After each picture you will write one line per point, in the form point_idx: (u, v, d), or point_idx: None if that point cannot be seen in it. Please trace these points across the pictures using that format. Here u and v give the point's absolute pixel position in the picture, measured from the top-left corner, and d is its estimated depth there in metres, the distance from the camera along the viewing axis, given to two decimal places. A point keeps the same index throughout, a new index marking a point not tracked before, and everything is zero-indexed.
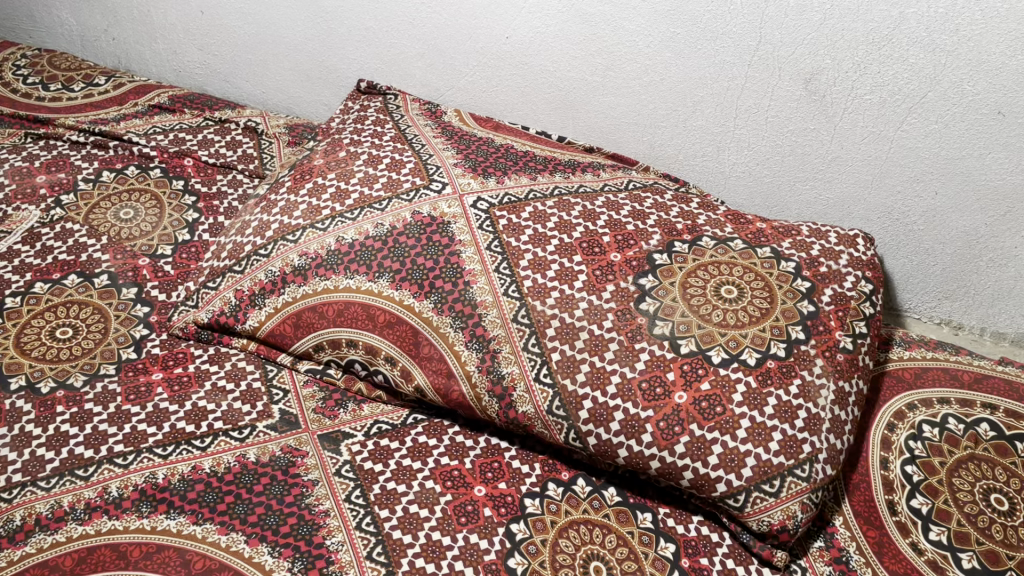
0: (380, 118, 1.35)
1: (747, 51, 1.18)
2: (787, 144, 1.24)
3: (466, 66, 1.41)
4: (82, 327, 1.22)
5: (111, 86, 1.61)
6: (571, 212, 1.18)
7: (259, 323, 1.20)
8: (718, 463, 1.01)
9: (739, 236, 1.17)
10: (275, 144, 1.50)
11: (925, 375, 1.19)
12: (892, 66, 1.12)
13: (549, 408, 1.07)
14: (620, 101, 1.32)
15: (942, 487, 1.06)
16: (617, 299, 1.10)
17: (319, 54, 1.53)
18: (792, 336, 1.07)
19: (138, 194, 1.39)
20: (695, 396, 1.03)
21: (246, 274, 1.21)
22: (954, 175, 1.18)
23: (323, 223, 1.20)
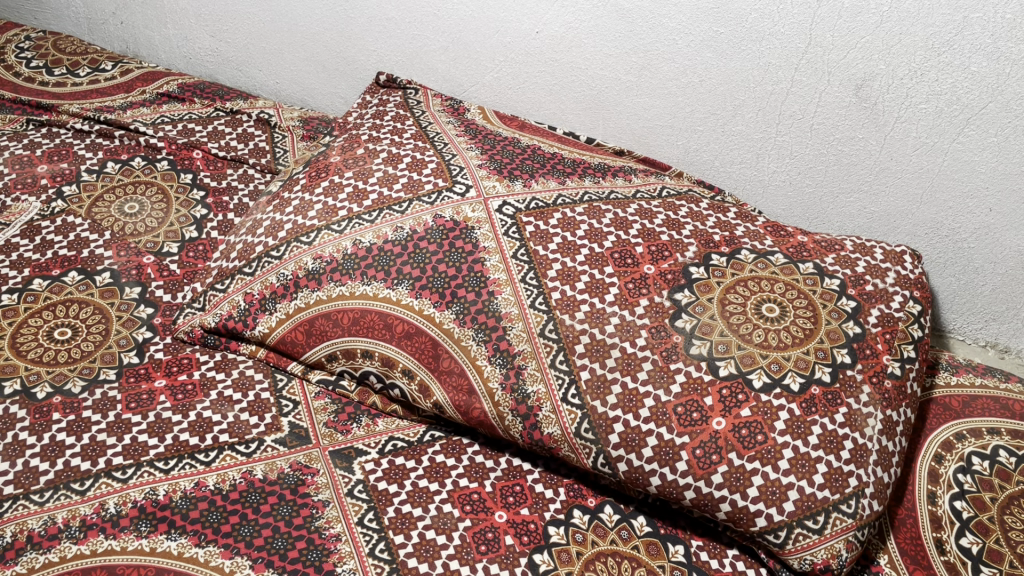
0: (400, 114, 1.28)
1: (795, 53, 1.11)
2: (832, 153, 1.17)
3: (491, 61, 1.34)
4: (82, 328, 1.16)
5: (118, 72, 1.55)
6: (602, 219, 1.11)
7: (268, 329, 1.13)
8: (758, 496, 0.95)
9: (780, 250, 1.10)
10: (288, 137, 1.44)
11: (973, 404, 1.12)
12: (951, 75, 1.05)
13: (577, 431, 1.00)
14: (655, 103, 1.25)
15: (994, 525, 0.99)
16: (652, 315, 1.03)
17: (336, 44, 1.46)
18: (838, 360, 1.01)
19: (144, 187, 1.33)
20: (734, 423, 0.96)
21: (256, 277, 1.14)
22: (1012, 192, 1.11)
23: (340, 225, 1.13)
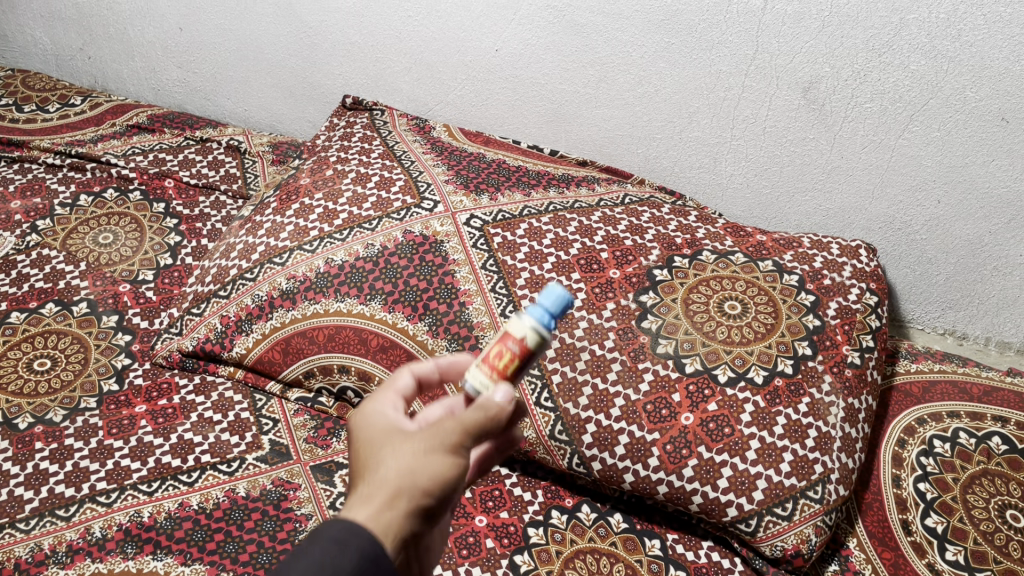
0: (367, 135, 1.32)
1: (744, 60, 1.15)
2: (785, 154, 1.22)
3: (454, 81, 1.37)
4: (61, 358, 1.18)
5: (87, 107, 1.57)
6: (568, 227, 1.15)
7: (246, 350, 1.15)
8: (728, 486, 0.98)
9: (739, 250, 1.14)
10: (259, 162, 1.47)
11: (933, 389, 1.16)
12: (892, 74, 1.09)
13: (551, 432, 1.03)
14: (614, 114, 1.29)
15: (957, 504, 1.02)
16: (619, 317, 1.06)
17: (302, 70, 1.49)
18: (799, 352, 1.04)
19: (118, 217, 1.35)
20: (702, 417, 1.00)
21: (232, 299, 1.17)
22: (958, 184, 1.16)
23: (312, 245, 1.16)
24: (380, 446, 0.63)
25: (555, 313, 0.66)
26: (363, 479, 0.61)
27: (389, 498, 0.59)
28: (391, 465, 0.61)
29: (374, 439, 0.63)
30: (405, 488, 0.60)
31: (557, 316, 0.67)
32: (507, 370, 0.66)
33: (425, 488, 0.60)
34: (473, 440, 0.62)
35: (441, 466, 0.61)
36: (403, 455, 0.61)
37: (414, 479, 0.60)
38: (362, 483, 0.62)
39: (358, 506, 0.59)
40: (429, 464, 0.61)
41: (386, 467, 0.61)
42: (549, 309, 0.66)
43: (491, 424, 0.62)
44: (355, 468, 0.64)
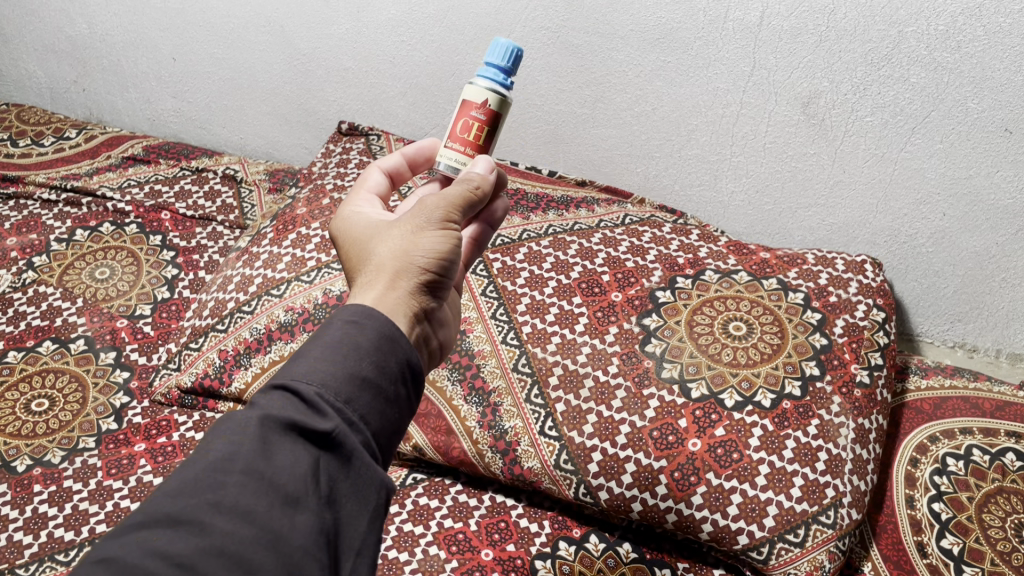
0: (364, 161, 1.31)
1: (741, 77, 1.14)
2: (787, 170, 1.20)
3: (450, 104, 1.36)
4: (59, 398, 1.16)
5: (82, 139, 1.57)
6: (568, 251, 1.14)
7: (245, 385, 1.12)
8: (739, 513, 0.96)
9: (743, 268, 1.13)
10: (255, 191, 1.46)
11: (944, 405, 1.14)
12: (893, 87, 1.08)
13: (556, 462, 1.01)
14: (611, 133, 1.27)
15: (973, 524, 1.00)
16: (622, 341, 1.05)
17: (297, 97, 1.48)
18: (806, 373, 1.02)
19: (114, 251, 1.34)
20: (709, 443, 0.98)
21: (230, 333, 1.15)
22: (963, 196, 1.14)
23: (309, 275, 1.14)
24: (372, 238, 0.71)
25: (506, 67, 0.78)
26: (363, 267, 0.69)
27: (391, 278, 0.67)
28: (385, 248, 0.69)
29: (364, 236, 0.72)
30: (406, 262, 0.67)
31: (509, 71, 0.79)
32: (474, 135, 0.78)
33: (424, 262, 0.67)
34: (457, 215, 0.70)
35: (435, 236, 0.68)
36: (396, 239, 0.69)
37: (411, 253, 0.68)
38: (364, 269, 0.69)
39: (366, 287, 0.67)
40: (423, 239, 0.68)
41: (384, 252, 0.68)
42: (500, 64, 0.78)
43: (469, 199, 0.71)
44: (351, 265, 0.71)
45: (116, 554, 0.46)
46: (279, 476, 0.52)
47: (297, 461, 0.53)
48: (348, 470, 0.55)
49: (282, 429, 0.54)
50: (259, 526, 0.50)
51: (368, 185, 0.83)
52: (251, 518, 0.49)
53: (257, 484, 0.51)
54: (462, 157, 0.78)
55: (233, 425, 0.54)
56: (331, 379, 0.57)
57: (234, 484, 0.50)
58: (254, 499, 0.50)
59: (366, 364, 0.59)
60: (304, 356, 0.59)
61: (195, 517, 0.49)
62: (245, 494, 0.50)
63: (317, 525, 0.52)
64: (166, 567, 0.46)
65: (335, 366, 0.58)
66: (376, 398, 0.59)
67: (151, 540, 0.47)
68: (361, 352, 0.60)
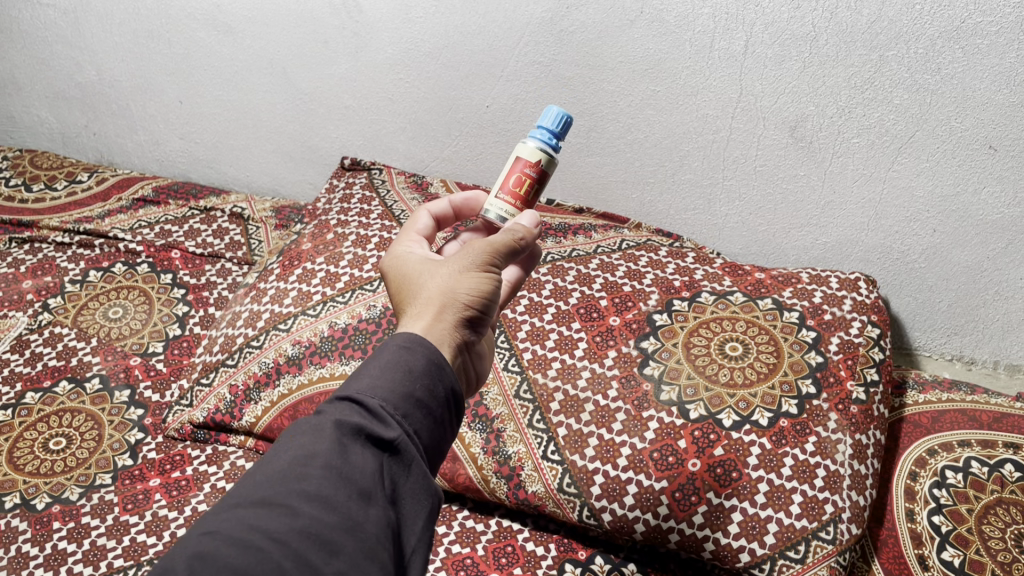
0: (366, 196, 1.34)
1: (729, 103, 1.17)
2: (778, 192, 1.23)
3: (449, 137, 1.40)
4: (76, 436, 1.19)
5: (94, 182, 1.62)
6: (566, 277, 1.17)
7: (255, 419, 1.15)
8: (739, 531, 0.98)
9: (738, 289, 1.15)
10: (262, 228, 1.50)
11: (942, 419, 1.16)
12: (877, 109, 1.11)
13: (560, 486, 1.03)
14: (606, 160, 1.31)
15: (973, 536, 1.01)
16: (621, 365, 1.07)
17: (301, 134, 1.52)
18: (803, 391, 1.05)
19: (127, 291, 1.38)
20: (708, 463, 1.00)
21: (240, 368, 1.18)
22: (952, 213, 1.16)
23: (315, 309, 1.17)
24: (420, 273, 0.74)
25: (557, 130, 0.83)
26: (412, 300, 0.72)
27: (438, 311, 0.70)
28: (434, 282, 0.72)
29: (414, 270, 0.75)
30: (450, 298, 0.70)
31: (560, 135, 0.83)
32: (522, 189, 0.82)
33: (466, 299, 0.70)
34: (501, 255, 0.73)
35: (478, 278, 0.71)
36: (442, 276, 0.72)
37: (455, 292, 0.70)
38: (411, 301, 0.73)
39: (413, 319, 0.70)
40: (468, 277, 0.71)
41: (433, 286, 0.72)
42: (552, 127, 0.83)
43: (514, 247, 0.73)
44: (399, 297, 0.75)
45: (220, 529, 0.51)
46: (353, 472, 0.57)
47: (367, 461, 0.58)
48: (409, 473, 0.60)
49: (353, 433, 0.59)
50: (341, 512, 0.54)
51: (418, 226, 0.86)
52: (332, 506, 0.54)
53: (335, 478, 0.56)
54: (511, 210, 0.82)
55: (310, 428, 0.58)
56: (393, 393, 0.62)
57: (316, 477, 0.55)
58: (333, 490, 0.55)
59: (422, 381, 0.64)
60: (366, 371, 0.64)
61: (285, 501, 0.53)
62: (327, 485, 0.55)
63: (384, 519, 0.57)
64: (265, 542, 0.51)
65: (394, 381, 0.63)
66: (428, 414, 0.64)
67: (248, 521, 0.52)
68: (417, 371, 0.65)
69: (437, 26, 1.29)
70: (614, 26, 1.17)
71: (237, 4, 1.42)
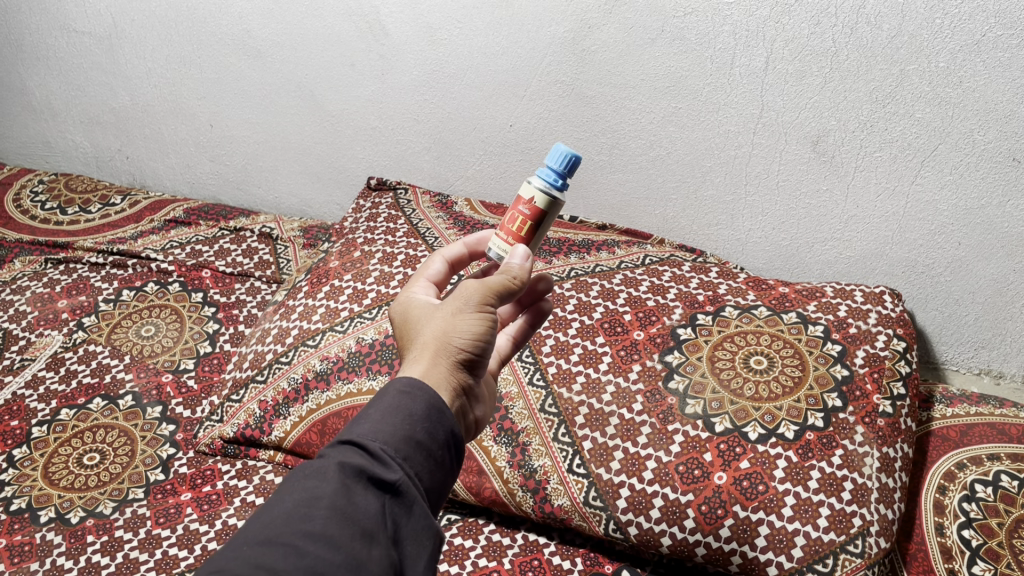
0: (392, 214, 1.36)
1: (751, 119, 1.18)
2: (801, 207, 1.23)
3: (473, 157, 1.42)
4: (109, 452, 1.21)
5: (126, 205, 1.66)
6: (590, 292, 1.18)
7: (284, 433, 1.17)
8: (767, 544, 0.97)
9: (762, 303, 1.16)
10: (290, 247, 1.52)
11: (970, 432, 1.15)
12: (899, 123, 1.11)
13: (586, 499, 1.04)
14: (628, 177, 1.32)
15: (1004, 550, 1.00)
16: (645, 379, 1.08)
17: (328, 155, 1.55)
18: (829, 405, 1.04)
19: (159, 310, 1.41)
20: (735, 476, 1.00)
21: (269, 384, 1.20)
22: (977, 225, 1.16)
23: (343, 325, 1.19)
24: (420, 318, 0.75)
25: (560, 170, 0.80)
26: (411, 346, 0.73)
27: (433, 356, 0.70)
28: (430, 328, 0.72)
29: (415, 316, 0.76)
30: (444, 343, 0.71)
31: (566, 175, 0.80)
32: (517, 228, 0.80)
33: (460, 344, 0.70)
34: (495, 298, 0.72)
35: (471, 320, 0.71)
36: (438, 320, 0.72)
37: (449, 336, 0.71)
38: (411, 347, 0.73)
39: (410, 364, 0.71)
40: (461, 321, 0.71)
41: (428, 333, 0.72)
42: (554, 167, 0.80)
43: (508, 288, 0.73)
44: (402, 342, 0.76)
45: (228, 567, 0.52)
46: (357, 513, 0.58)
47: (368, 502, 0.60)
48: (409, 514, 0.62)
49: (355, 475, 0.61)
50: (345, 550, 0.56)
51: (429, 271, 0.85)
52: (337, 545, 0.56)
53: (340, 519, 0.57)
54: (504, 245, 0.81)
55: (314, 471, 0.60)
56: (393, 437, 0.64)
57: (321, 517, 0.57)
58: (338, 530, 0.57)
59: (422, 425, 0.66)
60: (367, 416, 0.65)
61: (291, 542, 0.55)
62: (331, 525, 0.56)
63: (386, 559, 0.58)
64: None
65: (396, 425, 0.65)
66: (428, 457, 0.66)
67: (255, 559, 0.53)
68: (417, 415, 0.66)
69: (461, 48, 1.31)
70: (636, 44, 1.19)
71: (266, 30, 1.45)
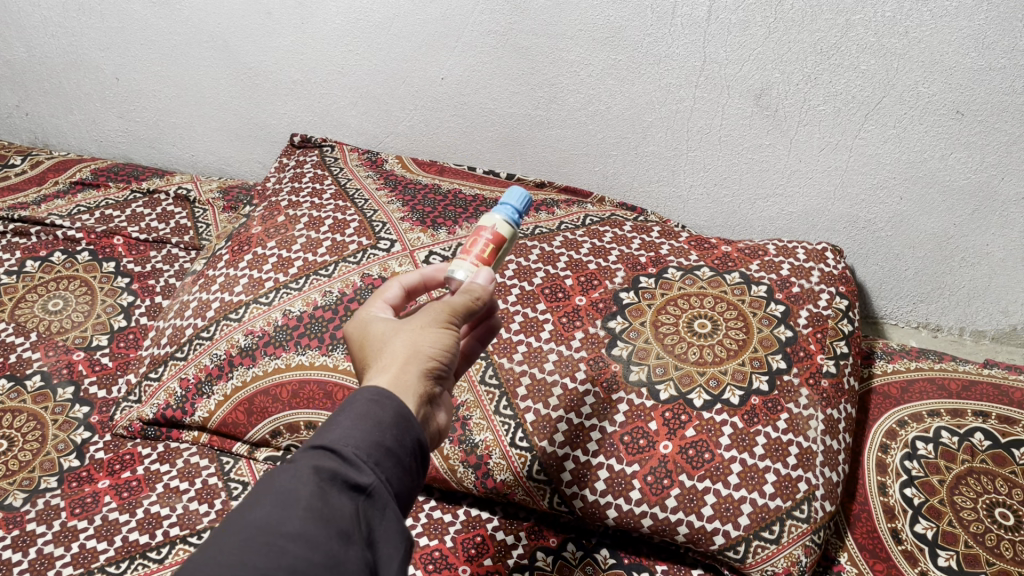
0: (318, 174, 1.29)
1: (692, 71, 1.12)
2: (743, 162, 1.20)
3: (402, 112, 1.35)
4: (18, 438, 1.14)
5: (28, 167, 1.55)
6: (529, 256, 1.13)
7: (209, 413, 1.10)
8: (713, 514, 0.95)
9: (705, 264, 1.12)
10: (209, 211, 1.43)
11: (911, 388, 1.15)
12: (843, 75, 1.07)
13: (529, 473, 1.00)
14: (567, 134, 1.27)
15: (945, 508, 1.01)
16: (588, 346, 1.04)
17: (247, 111, 1.45)
18: (773, 367, 1.02)
19: (67, 281, 1.31)
20: (680, 444, 0.98)
21: (189, 360, 1.12)
22: (920, 179, 1.14)
23: (268, 297, 1.12)
24: (382, 334, 0.73)
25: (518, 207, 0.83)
26: (375, 359, 0.71)
27: (403, 364, 0.69)
28: (396, 341, 0.71)
29: (373, 333, 0.74)
30: (415, 352, 0.70)
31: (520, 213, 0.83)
32: (485, 254, 0.80)
33: (432, 352, 0.70)
34: (459, 317, 0.73)
35: (438, 333, 0.71)
36: (404, 334, 0.72)
37: (417, 347, 0.70)
38: (374, 360, 0.72)
39: (377, 373, 0.69)
40: (428, 335, 0.71)
41: (395, 345, 0.71)
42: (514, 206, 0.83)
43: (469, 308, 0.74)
44: (363, 359, 0.73)
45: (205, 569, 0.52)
46: (331, 515, 0.57)
47: (343, 506, 0.59)
48: (384, 516, 0.61)
49: (329, 479, 0.59)
50: (324, 551, 0.55)
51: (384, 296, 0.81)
52: (313, 548, 0.55)
53: (316, 520, 0.56)
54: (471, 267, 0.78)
55: (288, 472, 0.58)
56: (364, 442, 0.62)
57: (296, 518, 0.56)
58: (314, 532, 0.56)
59: (393, 431, 0.64)
60: (337, 422, 0.63)
61: (267, 542, 0.54)
62: (307, 527, 0.56)
63: (361, 560, 0.58)
64: None
65: (368, 429, 0.63)
66: (399, 462, 0.64)
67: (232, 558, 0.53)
68: (387, 421, 0.64)
69: None
70: None
71: None
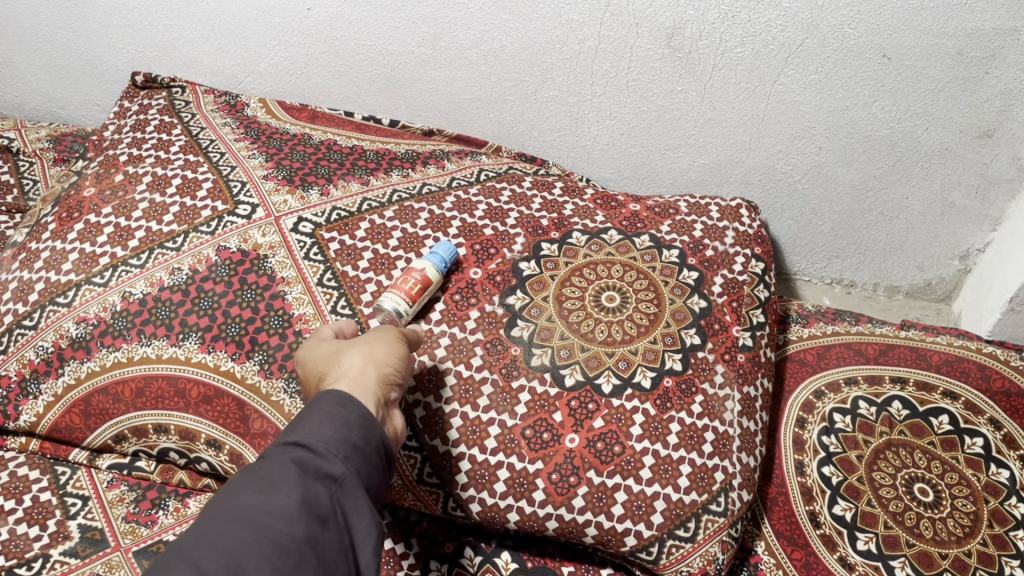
0: (165, 122, 1.09)
1: (598, 7, 0.97)
2: (653, 109, 1.08)
3: (263, 47, 1.15)
4: None
5: None
6: (416, 222, 0.98)
7: (37, 417, 0.94)
8: (624, 513, 0.86)
9: (612, 226, 1.01)
10: (37, 164, 1.22)
11: (828, 354, 1.08)
12: (764, 13, 0.94)
13: (420, 476, 0.88)
14: (457, 75, 1.11)
15: (864, 486, 0.96)
16: (485, 327, 0.91)
17: (77, 46, 1.23)
18: (687, 344, 0.93)
19: None
20: (588, 437, 0.87)
21: (9, 355, 0.94)
22: (841, 128, 1.05)
23: (102, 276, 0.93)
24: (331, 357, 0.77)
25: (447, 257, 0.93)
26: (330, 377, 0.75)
27: (360, 373, 0.74)
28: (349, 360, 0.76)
29: (322, 357, 0.77)
30: (365, 365, 0.75)
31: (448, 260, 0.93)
32: (414, 291, 0.89)
33: (380, 362, 0.76)
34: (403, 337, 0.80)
35: (387, 346, 0.77)
36: (355, 350, 0.76)
37: (371, 358, 0.75)
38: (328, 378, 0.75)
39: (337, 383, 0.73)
40: (378, 349, 0.76)
41: (346, 361, 0.76)
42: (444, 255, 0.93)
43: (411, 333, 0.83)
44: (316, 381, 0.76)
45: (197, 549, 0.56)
46: (309, 501, 0.62)
47: (319, 496, 0.63)
48: (357, 504, 0.65)
49: (303, 469, 0.64)
50: (300, 532, 0.60)
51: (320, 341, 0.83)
52: (295, 527, 0.59)
53: (296, 504, 0.60)
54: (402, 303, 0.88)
55: (267, 462, 0.63)
56: (332, 440, 0.66)
57: (280, 497, 0.60)
58: (296, 513, 0.60)
59: (358, 431, 0.68)
60: (306, 421, 0.68)
61: (253, 522, 0.58)
62: (290, 509, 0.60)
63: (337, 542, 0.62)
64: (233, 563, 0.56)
65: (335, 430, 0.67)
66: (366, 459, 0.68)
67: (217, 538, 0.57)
68: (352, 423, 0.68)
69: None
70: None
71: None
